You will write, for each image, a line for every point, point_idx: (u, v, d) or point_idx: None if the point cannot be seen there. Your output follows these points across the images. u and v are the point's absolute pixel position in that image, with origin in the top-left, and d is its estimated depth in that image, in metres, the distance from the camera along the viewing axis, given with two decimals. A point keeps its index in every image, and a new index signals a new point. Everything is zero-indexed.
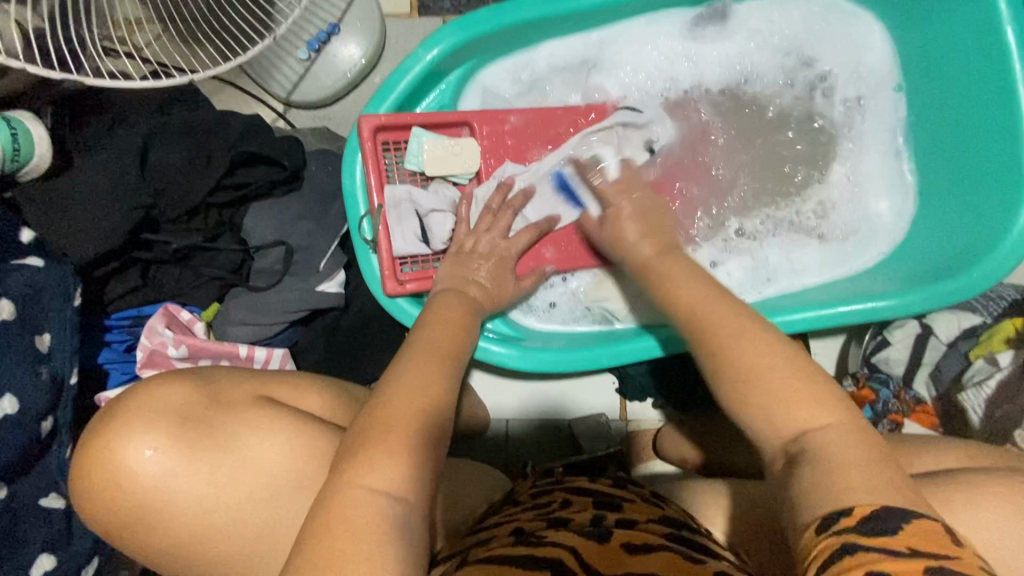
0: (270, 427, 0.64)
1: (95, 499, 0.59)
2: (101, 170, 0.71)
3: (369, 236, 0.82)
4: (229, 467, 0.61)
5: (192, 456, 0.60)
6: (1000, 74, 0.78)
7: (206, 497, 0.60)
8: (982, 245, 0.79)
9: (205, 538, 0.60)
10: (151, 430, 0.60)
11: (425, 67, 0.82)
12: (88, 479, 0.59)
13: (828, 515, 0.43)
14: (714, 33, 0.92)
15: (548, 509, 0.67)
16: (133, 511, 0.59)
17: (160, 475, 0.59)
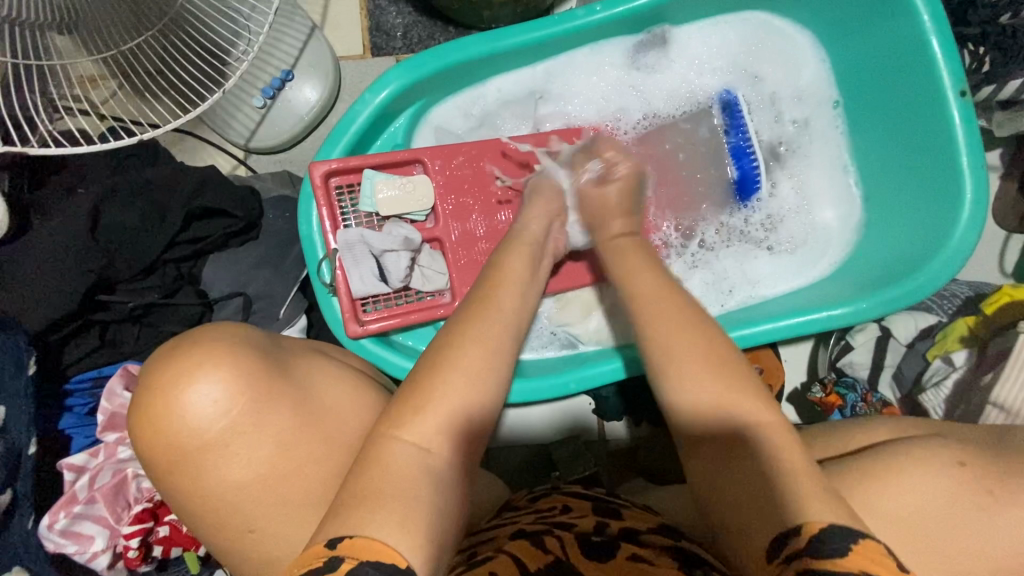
0: (338, 376, 0.66)
1: (175, 418, 0.57)
2: (54, 235, 0.72)
3: (328, 279, 0.83)
4: (314, 403, 0.62)
5: (271, 391, 0.60)
6: (930, 84, 0.81)
7: (284, 432, 0.60)
8: (927, 250, 0.81)
9: (280, 476, 0.59)
10: (237, 361, 0.60)
11: (373, 110, 0.83)
12: (174, 396, 0.57)
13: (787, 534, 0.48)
14: (657, 57, 0.94)
15: (548, 513, 0.69)
16: (220, 431, 0.58)
17: (241, 404, 0.59)
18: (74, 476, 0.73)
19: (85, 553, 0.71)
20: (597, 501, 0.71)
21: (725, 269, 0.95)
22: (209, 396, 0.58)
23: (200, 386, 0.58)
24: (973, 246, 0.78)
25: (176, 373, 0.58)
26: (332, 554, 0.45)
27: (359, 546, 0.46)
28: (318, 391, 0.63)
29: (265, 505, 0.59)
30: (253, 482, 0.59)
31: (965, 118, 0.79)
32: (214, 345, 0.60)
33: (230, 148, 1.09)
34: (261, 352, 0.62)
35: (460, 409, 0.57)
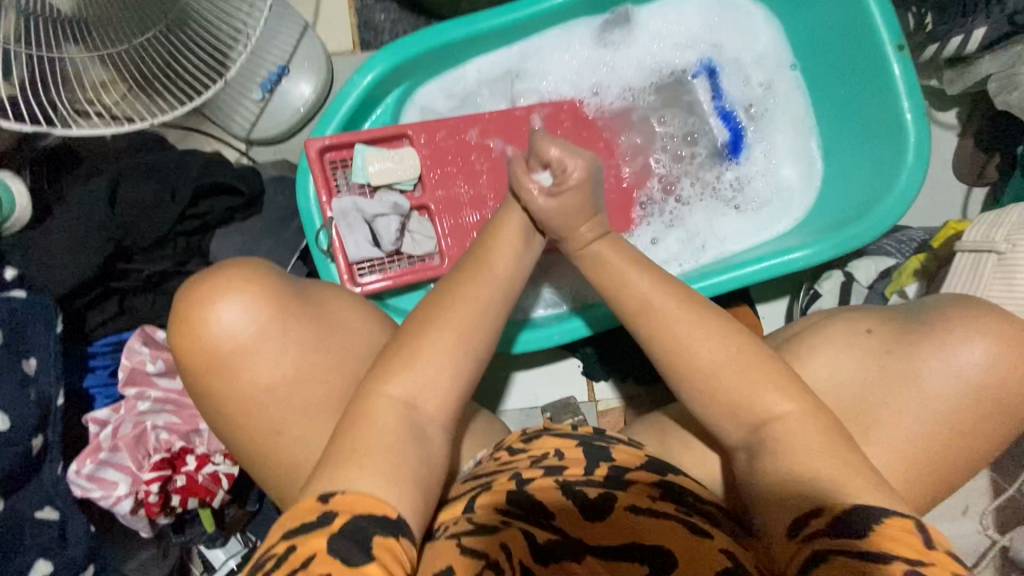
0: (354, 307, 0.71)
1: (211, 327, 0.64)
2: (76, 211, 0.79)
3: (326, 247, 0.90)
4: (331, 319, 0.68)
5: (290, 317, 0.65)
6: (870, 41, 0.88)
7: (302, 353, 0.65)
8: (878, 194, 0.87)
9: (302, 383, 0.65)
10: (253, 288, 0.65)
11: (361, 91, 0.91)
12: (207, 309, 0.64)
13: (799, 522, 0.54)
14: (622, 35, 1.02)
15: (540, 459, 0.65)
16: (251, 338, 0.64)
17: (258, 326, 0.64)
18: (98, 428, 0.81)
19: (109, 497, 0.78)
20: (588, 442, 0.68)
21: (696, 226, 1.01)
22: (239, 309, 0.64)
23: (232, 299, 0.64)
24: (919, 187, 0.85)
25: (208, 288, 0.64)
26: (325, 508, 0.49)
27: (353, 499, 0.50)
28: (335, 312, 0.69)
29: (267, 403, 0.65)
30: (255, 414, 0.65)
31: (904, 69, 0.85)
32: (241, 267, 0.66)
33: (233, 141, 1.17)
34: (282, 275, 0.69)
35: (447, 336, 0.63)
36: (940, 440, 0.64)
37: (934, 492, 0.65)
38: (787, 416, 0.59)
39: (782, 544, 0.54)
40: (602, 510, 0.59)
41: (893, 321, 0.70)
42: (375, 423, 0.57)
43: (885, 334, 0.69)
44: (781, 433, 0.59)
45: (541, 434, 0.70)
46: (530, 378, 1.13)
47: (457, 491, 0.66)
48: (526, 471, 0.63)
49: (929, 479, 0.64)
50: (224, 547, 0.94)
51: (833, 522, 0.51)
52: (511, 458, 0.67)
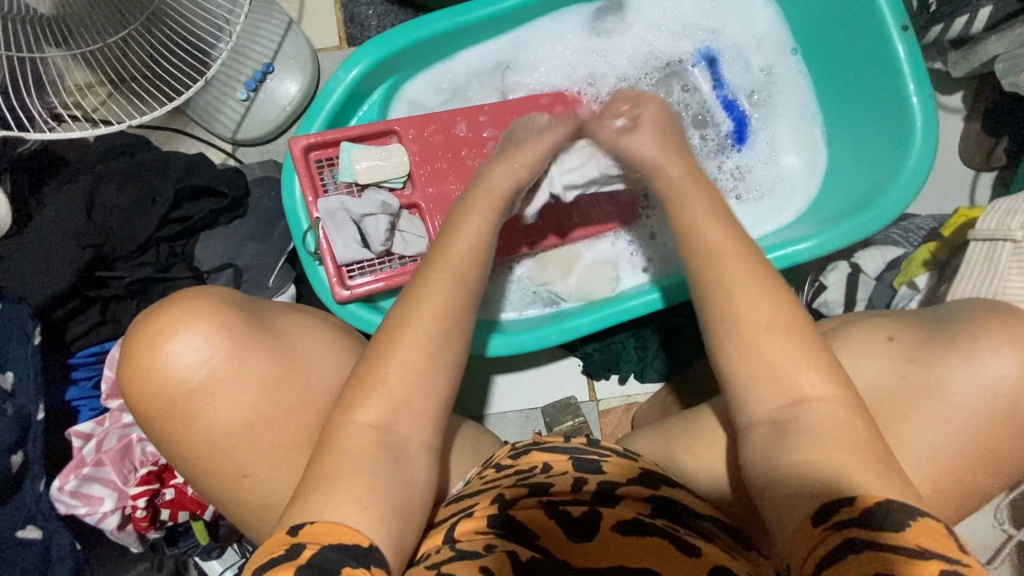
0: (315, 334, 0.69)
1: (160, 369, 0.61)
2: (54, 219, 0.77)
3: (313, 249, 0.87)
4: (293, 353, 0.65)
5: (242, 352, 0.62)
6: (873, 23, 0.84)
7: (261, 387, 0.63)
8: (884, 183, 0.84)
9: (265, 419, 0.63)
10: (201, 324, 0.62)
11: (347, 87, 0.88)
12: (157, 350, 0.61)
13: (833, 505, 0.49)
14: (615, 22, 0.99)
15: (525, 474, 0.66)
16: (203, 381, 0.62)
17: (210, 365, 0.62)
18: (82, 442, 0.78)
19: (94, 514, 0.76)
20: (575, 455, 0.68)
21: None
22: (191, 348, 0.61)
23: (182, 339, 0.61)
24: (926, 174, 0.82)
25: (158, 327, 0.61)
26: (293, 541, 0.48)
27: (320, 531, 0.49)
28: (297, 340, 0.67)
29: (250, 415, 0.62)
30: (240, 426, 0.62)
31: (910, 52, 0.82)
32: (194, 300, 0.63)
33: (218, 142, 1.14)
34: (241, 307, 0.66)
35: (438, 340, 0.60)
36: (953, 437, 0.61)
37: (950, 491, 0.62)
38: (815, 403, 0.55)
39: (800, 523, 0.50)
40: (585, 529, 0.60)
41: (919, 329, 0.67)
42: (367, 434, 0.55)
43: (908, 342, 0.66)
44: (814, 413, 0.55)
45: (528, 450, 0.70)
46: (529, 379, 1.10)
47: (444, 512, 0.66)
48: (510, 489, 0.63)
49: (946, 478, 0.61)
50: (221, 557, 0.92)
51: (870, 508, 0.48)
52: (496, 476, 0.67)
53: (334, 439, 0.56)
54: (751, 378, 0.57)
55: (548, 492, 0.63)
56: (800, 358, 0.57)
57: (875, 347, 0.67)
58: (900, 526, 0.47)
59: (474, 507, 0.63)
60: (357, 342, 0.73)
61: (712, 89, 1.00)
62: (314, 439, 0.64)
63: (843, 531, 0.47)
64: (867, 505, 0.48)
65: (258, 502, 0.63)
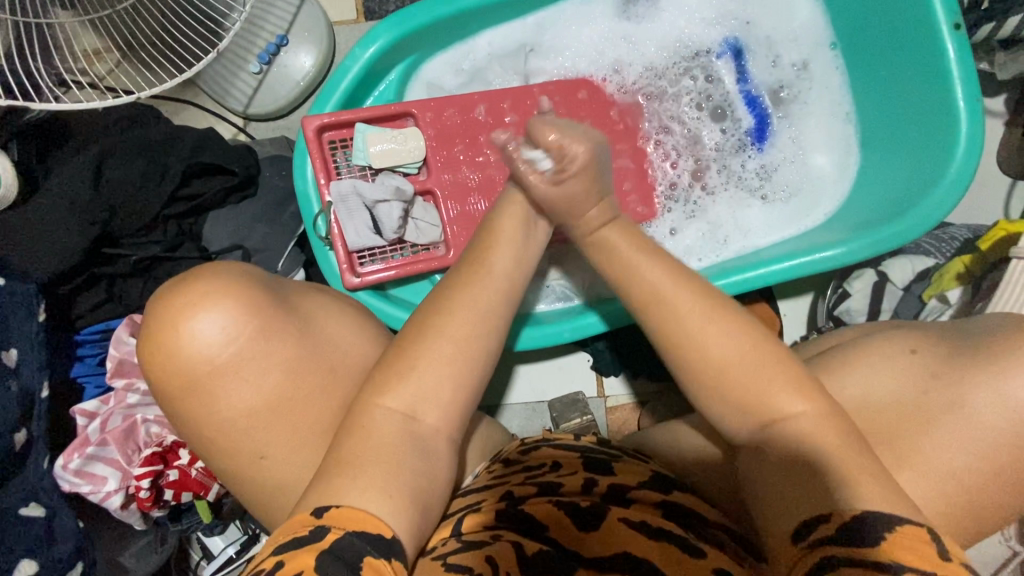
0: (336, 314, 0.67)
1: (186, 345, 0.59)
2: (58, 192, 0.75)
3: (324, 234, 0.84)
4: (318, 338, 0.64)
5: (262, 332, 0.60)
6: (924, 19, 0.79)
7: (287, 366, 0.61)
8: (921, 188, 0.80)
9: (283, 406, 0.61)
10: (222, 302, 0.60)
11: (364, 65, 0.84)
12: (181, 326, 0.59)
13: (809, 522, 0.49)
14: (646, 8, 0.94)
15: (536, 471, 0.66)
16: (228, 360, 0.60)
17: (232, 344, 0.60)
18: (86, 421, 0.78)
19: (98, 492, 0.75)
20: (588, 455, 0.68)
21: (718, 215, 0.94)
22: (216, 326, 0.59)
23: (214, 311, 0.59)
24: (968, 183, 0.78)
25: (190, 297, 0.59)
26: (317, 524, 0.47)
27: (344, 516, 0.48)
28: (323, 323, 0.65)
29: (254, 409, 0.61)
30: (265, 403, 0.61)
31: (959, 52, 0.77)
32: (224, 277, 0.62)
33: (230, 116, 1.11)
34: (265, 285, 0.64)
35: (450, 340, 0.57)
36: (988, 465, 0.58)
37: (976, 515, 0.59)
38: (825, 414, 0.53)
39: (779, 545, 0.50)
40: (591, 517, 0.59)
41: (945, 344, 0.64)
42: (366, 433, 0.54)
43: (935, 357, 0.63)
44: (806, 416, 0.53)
45: (539, 446, 0.71)
46: (538, 372, 1.08)
47: (456, 502, 0.65)
48: (518, 487, 0.62)
49: (971, 508, 0.59)
50: (224, 534, 0.93)
51: (845, 526, 0.48)
52: (505, 472, 0.67)
53: (342, 438, 0.54)
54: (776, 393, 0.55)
55: (558, 491, 0.62)
56: (816, 377, 0.55)
57: (899, 359, 0.64)
58: (875, 541, 0.46)
59: (481, 501, 0.62)
60: (382, 330, 0.72)
61: (740, 82, 0.95)
62: (320, 433, 0.62)
63: (821, 548, 0.47)
64: (844, 520, 0.48)
65: (260, 493, 0.63)
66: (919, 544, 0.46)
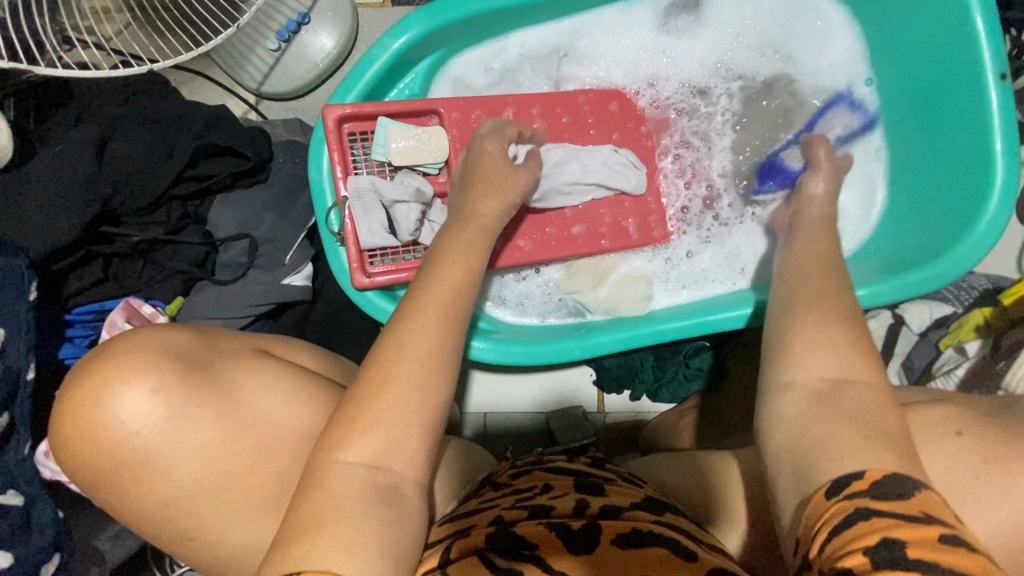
0: (271, 376, 0.62)
1: (100, 437, 0.54)
2: (56, 163, 0.70)
3: (336, 228, 0.81)
4: (246, 408, 0.59)
5: (182, 414, 0.56)
6: (969, 64, 0.77)
7: (216, 444, 0.57)
8: (949, 236, 0.79)
9: (225, 474, 0.58)
10: (130, 387, 0.54)
11: (391, 56, 0.80)
12: (90, 419, 0.53)
13: (838, 481, 0.45)
14: (687, 21, 0.91)
15: (527, 494, 0.65)
16: (149, 446, 0.55)
17: (153, 428, 0.55)
18: None
19: None
20: (580, 478, 0.68)
21: (740, 244, 0.93)
22: (128, 413, 0.54)
23: (116, 405, 0.53)
24: (998, 237, 0.76)
25: (86, 392, 0.53)
26: None
27: None
28: (253, 388, 0.61)
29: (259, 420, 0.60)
30: (208, 473, 0.57)
31: (1002, 103, 0.76)
32: (130, 356, 0.56)
33: (241, 92, 1.06)
34: (182, 358, 0.58)
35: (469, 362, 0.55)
36: None
37: None
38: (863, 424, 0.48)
39: (811, 499, 0.45)
40: (584, 538, 0.57)
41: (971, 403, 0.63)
42: (364, 468, 0.49)
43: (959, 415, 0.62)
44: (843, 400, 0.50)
45: (530, 471, 0.71)
46: (538, 384, 1.08)
47: (437, 531, 0.63)
48: (510, 511, 0.61)
49: None
50: None
51: (877, 481, 0.44)
52: (495, 497, 0.66)
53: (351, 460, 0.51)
54: (829, 368, 0.51)
55: (549, 514, 0.60)
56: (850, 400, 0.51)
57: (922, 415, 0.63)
58: (903, 493, 0.43)
59: (471, 527, 0.60)
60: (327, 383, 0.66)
61: (792, 141, 0.91)
62: None
63: (850, 502, 0.43)
64: (874, 477, 0.44)
65: (249, 506, 0.59)
66: (938, 507, 0.43)
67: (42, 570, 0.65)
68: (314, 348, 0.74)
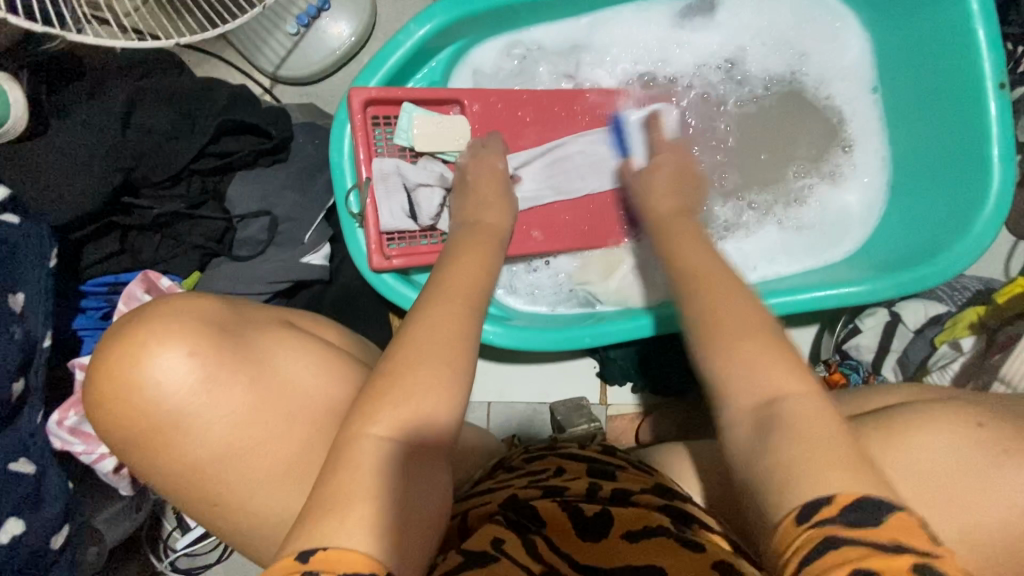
0: (299, 348, 0.62)
1: (131, 399, 0.54)
2: (81, 133, 0.70)
3: (355, 210, 0.82)
4: (272, 380, 0.59)
5: (207, 382, 0.56)
6: (970, 73, 0.82)
7: (239, 415, 0.57)
8: (948, 236, 0.83)
9: (247, 448, 0.58)
10: (161, 352, 0.55)
11: (416, 43, 0.82)
12: (123, 381, 0.54)
13: (809, 503, 0.41)
14: (700, 24, 0.95)
15: (540, 476, 0.66)
16: (174, 412, 0.55)
17: (177, 395, 0.55)
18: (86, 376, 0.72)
19: (91, 454, 0.71)
20: (592, 464, 0.68)
21: (749, 245, 0.96)
22: (165, 375, 0.55)
23: (147, 367, 0.54)
24: (994, 237, 0.80)
25: (123, 352, 0.55)
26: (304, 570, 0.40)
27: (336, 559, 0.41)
28: (279, 360, 0.60)
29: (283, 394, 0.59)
30: (229, 444, 0.57)
31: (1001, 112, 0.80)
32: (163, 321, 0.56)
33: (258, 76, 1.06)
34: (212, 327, 0.58)
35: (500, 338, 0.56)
36: None
37: None
38: (792, 400, 0.47)
39: (781, 525, 0.42)
40: (598, 524, 0.58)
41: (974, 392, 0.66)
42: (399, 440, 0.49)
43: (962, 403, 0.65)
44: (793, 409, 0.46)
45: (544, 455, 0.72)
46: (542, 374, 1.09)
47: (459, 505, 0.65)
48: (523, 490, 0.63)
49: None
50: None
51: (846, 507, 0.40)
52: (510, 477, 0.68)
53: (350, 444, 0.48)
54: (773, 389, 0.50)
55: (562, 495, 0.62)
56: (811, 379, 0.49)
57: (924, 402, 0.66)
58: (874, 521, 0.40)
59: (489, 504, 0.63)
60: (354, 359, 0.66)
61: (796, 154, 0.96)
62: None
63: (819, 530, 0.40)
64: (846, 502, 0.40)
65: (279, 473, 0.58)
66: (908, 526, 0.40)
67: (52, 542, 0.64)
68: (341, 327, 0.75)
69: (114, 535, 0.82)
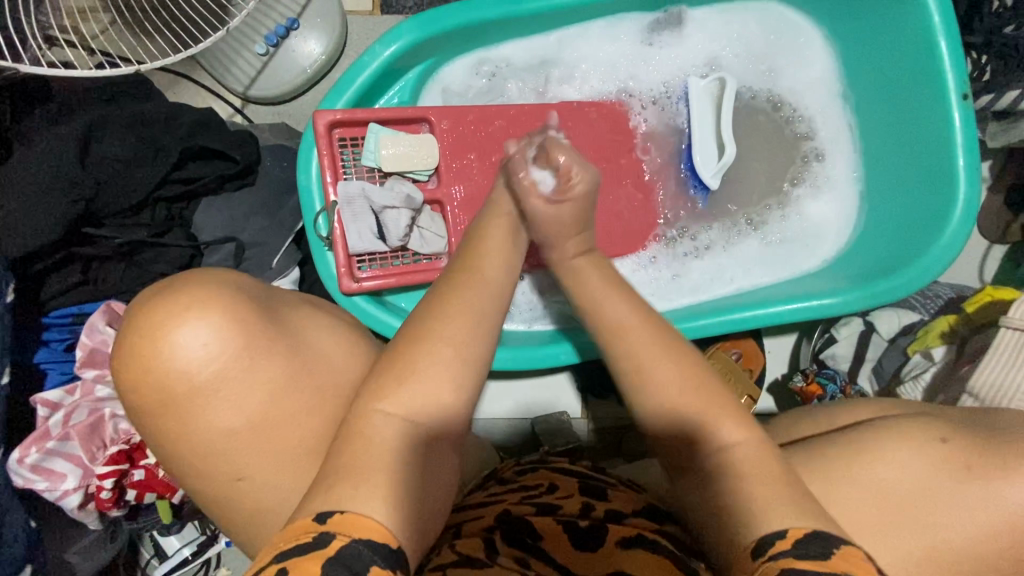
0: (330, 330, 0.63)
1: (164, 358, 0.53)
2: (38, 162, 0.68)
3: (324, 233, 0.81)
4: (310, 355, 0.59)
5: (245, 348, 0.55)
6: (934, 83, 0.82)
7: (274, 385, 0.56)
8: (918, 245, 0.83)
9: (274, 425, 0.57)
10: (202, 316, 0.54)
11: (383, 63, 0.81)
12: (161, 337, 0.53)
13: (764, 540, 0.44)
14: (670, 37, 0.95)
15: (533, 492, 0.65)
16: (208, 379, 0.54)
17: (213, 360, 0.54)
18: (47, 412, 0.72)
19: (55, 490, 0.70)
20: (583, 479, 0.67)
21: (724, 258, 0.96)
22: (199, 341, 0.54)
23: (197, 322, 0.54)
24: (962, 246, 0.81)
25: (164, 311, 0.54)
26: (321, 529, 0.39)
27: (348, 522, 0.40)
28: (314, 338, 0.61)
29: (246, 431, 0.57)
30: (249, 423, 0.56)
31: (965, 121, 0.81)
32: (208, 287, 0.56)
33: (227, 96, 1.05)
34: (254, 299, 0.59)
35: None
36: None
37: None
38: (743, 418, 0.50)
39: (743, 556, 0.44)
40: (592, 536, 0.58)
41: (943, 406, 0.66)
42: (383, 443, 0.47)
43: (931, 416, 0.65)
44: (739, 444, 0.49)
45: (536, 468, 0.70)
46: (523, 389, 1.08)
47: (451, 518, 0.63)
48: (517, 506, 0.62)
49: None
50: (179, 534, 0.93)
51: (798, 540, 0.43)
52: (502, 491, 0.66)
53: (354, 428, 0.47)
54: (721, 400, 0.51)
55: (556, 513, 0.61)
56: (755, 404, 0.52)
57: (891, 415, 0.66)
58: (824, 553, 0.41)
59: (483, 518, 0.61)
60: (373, 348, 0.67)
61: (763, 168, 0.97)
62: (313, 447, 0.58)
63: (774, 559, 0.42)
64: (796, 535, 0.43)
65: (244, 509, 0.58)
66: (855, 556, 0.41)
67: None
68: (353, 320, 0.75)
69: (87, 568, 0.81)
